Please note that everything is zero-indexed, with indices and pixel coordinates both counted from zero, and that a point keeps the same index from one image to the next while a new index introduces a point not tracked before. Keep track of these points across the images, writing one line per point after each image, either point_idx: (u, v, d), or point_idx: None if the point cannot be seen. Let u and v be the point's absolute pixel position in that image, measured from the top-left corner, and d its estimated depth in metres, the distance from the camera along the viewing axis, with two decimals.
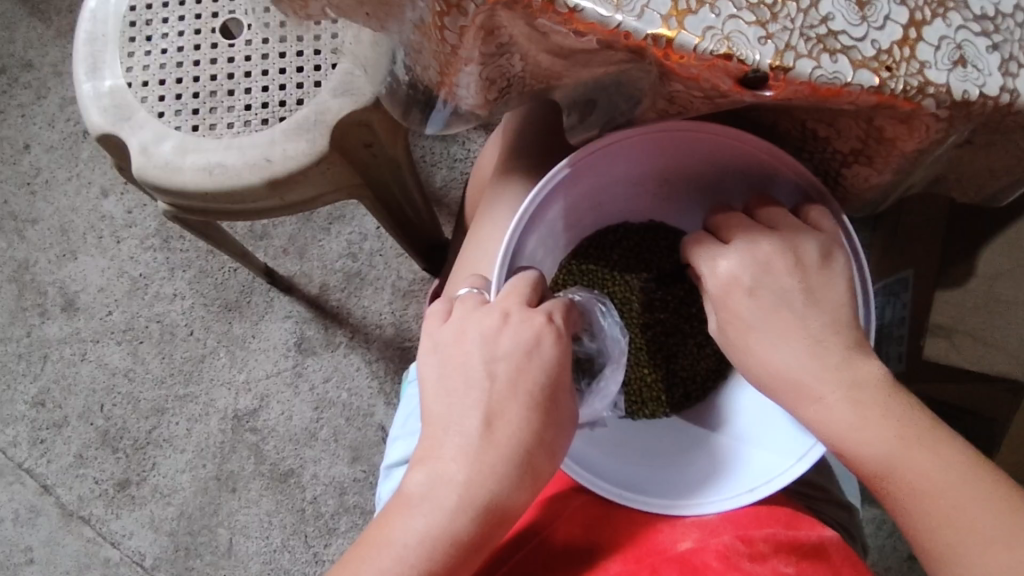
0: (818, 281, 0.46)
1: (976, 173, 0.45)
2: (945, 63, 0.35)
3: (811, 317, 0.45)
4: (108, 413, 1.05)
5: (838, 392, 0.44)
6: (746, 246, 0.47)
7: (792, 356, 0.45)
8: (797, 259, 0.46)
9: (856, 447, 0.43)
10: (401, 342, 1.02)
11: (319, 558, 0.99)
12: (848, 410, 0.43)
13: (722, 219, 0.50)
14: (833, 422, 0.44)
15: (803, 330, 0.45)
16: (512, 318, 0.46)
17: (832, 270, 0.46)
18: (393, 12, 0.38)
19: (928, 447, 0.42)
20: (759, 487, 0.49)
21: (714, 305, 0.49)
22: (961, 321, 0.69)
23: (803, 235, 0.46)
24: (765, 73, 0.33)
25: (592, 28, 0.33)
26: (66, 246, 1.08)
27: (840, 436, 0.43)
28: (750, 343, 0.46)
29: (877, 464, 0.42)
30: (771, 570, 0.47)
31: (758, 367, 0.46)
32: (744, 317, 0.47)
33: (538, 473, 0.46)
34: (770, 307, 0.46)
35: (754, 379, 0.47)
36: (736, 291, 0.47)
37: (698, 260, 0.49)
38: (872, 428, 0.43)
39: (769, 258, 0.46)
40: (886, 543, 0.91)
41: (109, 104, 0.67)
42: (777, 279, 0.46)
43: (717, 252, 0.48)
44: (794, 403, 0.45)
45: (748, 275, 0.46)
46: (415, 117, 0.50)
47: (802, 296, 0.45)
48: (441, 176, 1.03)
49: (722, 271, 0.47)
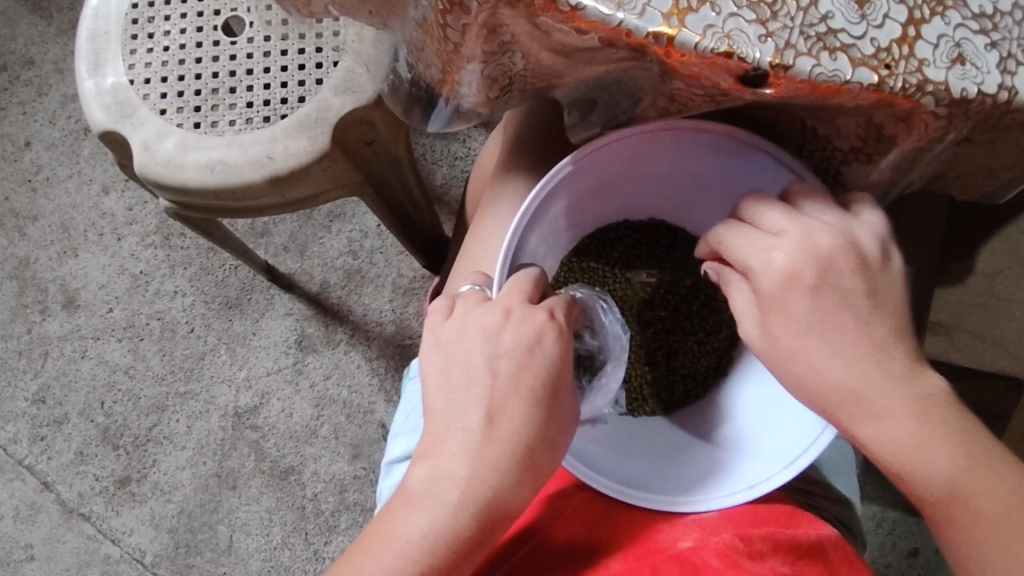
0: (880, 281, 0.42)
1: (976, 171, 0.45)
2: (944, 60, 0.35)
3: (874, 322, 0.41)
4: (108, 410, 1.05)
5: (903, 409, 0.40)
6: (802, 235, 0.42)
7: (857, 366, 0.41)
8: (859, 257, 0.42)
9: (920, 468, 0.40)
10: (401, 340, 1.02)
11: (319, 555, 0.99)
12: (912, 428, 0.40)
13: (756, 206, 0.44)
14: (893, 440, 0.40)
15: (868, 337, 0.41)
16: (514, 315, 0.47)
17: (891, 269, 0.43)
18: (395, 11, 0.39)
19: (992, 471, 0.40)
20: (759, 484, 0.49)
21: (759, 302, 0.43)
22: (961, 319, 0.76)
23: (860, 229, 0.43)
24: (766, 71, 0.34)
25: (594, 27, 0.33)
26: (66, 243, 1.08)
27: (903, 457, 0.40)
28: (808, 347, 0.42)
29: (939, 489, 0.40)
30: (770, 569, 0.47)
31: (818, 375, 0.41)
32: (803, 318, 0.41)
33: (540, 469, 0.46)
34: (833, 307, 0.41)
35: (809, 387, 0.42)
36: (796, 290, 0.41)
37: (737, 254, 0.44)
38: (937, 449, 0.40)
39: (831, 253, 0.41)
40: (885, 541, 0.92)
41: (111, 102, 0.67)
42: (840, 278, 0.41)
43: (766, 242, 0.42)
44: (854, 417, 0.41)
45: (811, 271, 0.41)
46: (417, 115, 0.51)
47: (866, 297, 0.42)
48: (442, 174, 1.03)
49: (776, 264, 0.42)
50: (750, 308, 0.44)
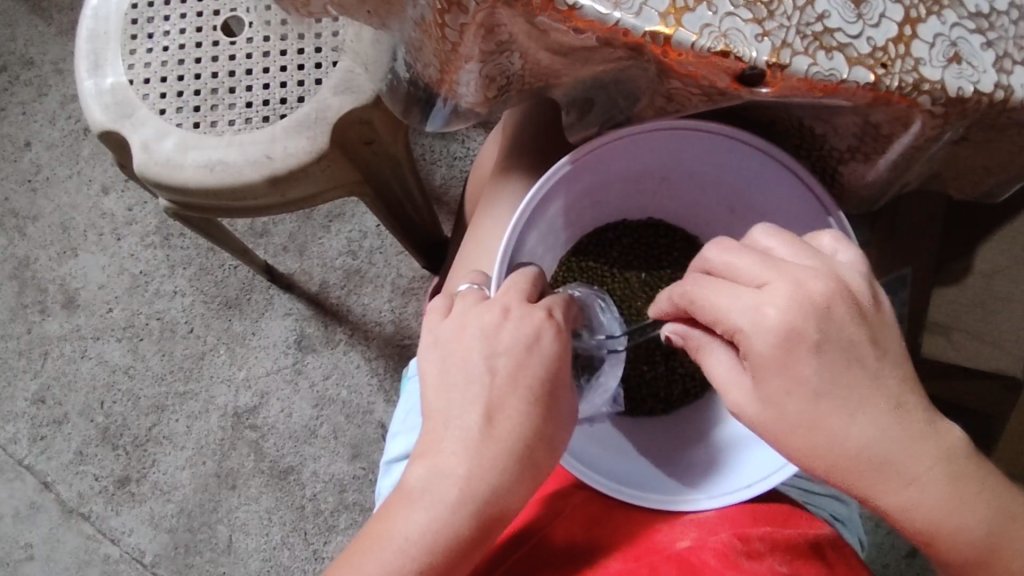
0: (879, 329, 0.40)
1: (972, 170, 0.45)
2: (940, 60, 0.35)
3: (881, 376, 0.40)
4: (108, 410, 1.05)
5: (932, 469, 0.39)
6: (796, 288, 0.39)
7: (873, 427, 0.39)
8: (856, 305, 0.39)
9: (956, 528, 0.40)
10: (401, 339, 1.02)
11: (318, 555, 0.99)
12: (943, 488, 0.40)
13: (730, 255, 0.41)
14: (927, 503, 0.40)
15: (879, 394, 0.40)
16: (512, 313, 0.47)
17: (883, 312, 0.41)
18: (393, 10, 0.39)
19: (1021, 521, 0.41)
20: (757, 483, 0.49)
21: (754, 363, 0.40)
22: (957, 318, 0.76)
23: (852, 273, 0.40)
24: (762, 70, 0.34)
25: (591, 26, 0.33)
26: (66, 243, 1.08)
27: (938, 519, 0.40)
28: (817, 413, 0.39)
29: (978, 545, 0.40)
30: (768, 569, 0.47)
31: (828, 441, 0.40)
32: (809, 382, 0.39)
33: (539, 467, 0.46)
34: (839, 367, 0.39)
35: (818, 453, 0.40)
36: (798, 351, 0.39)
37: (721, 314, 0.40)
38: (971, 507, 0.40)
39: (828, 302, 0.39)
40: (884, 540, 0.92)
41: (111, 101, 0.67)
42: (841, 332, 0.39)
43: (757, 297, 0.39)
44: (879, 482, 0.40)
45: (812, 327, 0.39)
46: (416, 115, 0.51)
47: (870, 349, 0.40)
48: (441, 174, 1.03)
49: (773, 323, 0.39)
50: (737, 375, 0.42)
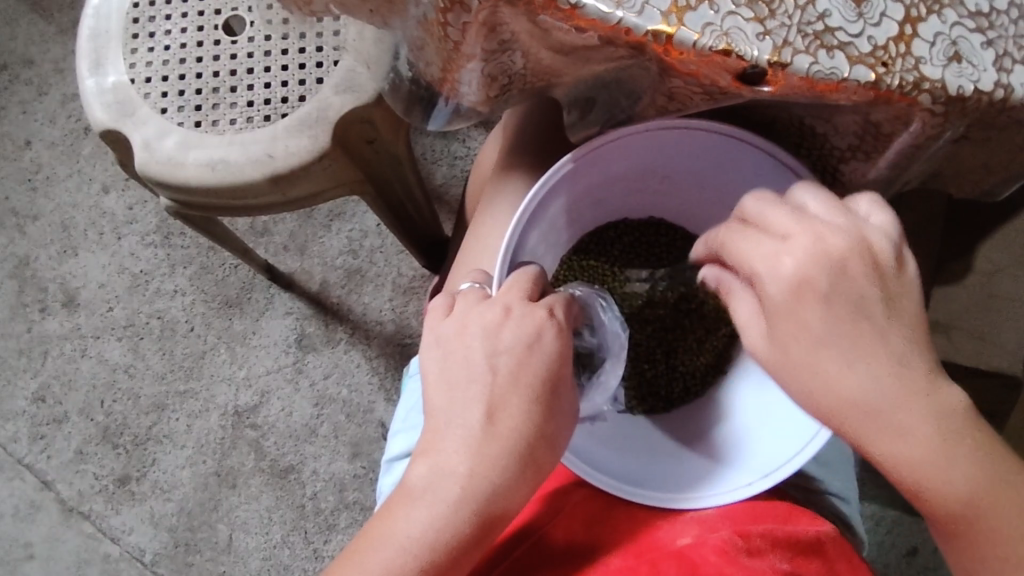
0: (897, 289, 0.39)
1: (972, 169, 0.45)
2: (940, 59, 0.35)
3: (891, 332, 0.39)
4: (108, 409, 1.05)
5: (925, 423, 0.38)
6: (813, 241, 0.39)
7: (875, 380, 0.38)
8: (874, 263, 0.39)
9: (942, 489, 0.38)
10: (401, 339, 1.02)
11: (319, 554, 0.99)
12: (937, 445, 0.38)
13: (764, 206, 0.42)
14: (915, 459, 0.38)
15: (886, 349, 0.38)
16: (513, 312, 0.47)
17: (907, 274, 0.40)
18: (396, 9, 0.39)
19: (1015, 487, 0.39)
20: (757, 481, 0.50)
21: (767, 312, 0.40)
22: (958, 318, 0.76)
23: (875, 231, 0.40)
24: (763, 69, 0.34)
25: (593, 24, 0.33)
26: (66, 242, 1.08)
27: (924, 477, 0.38)
28: (819, 362, 0.39)
29: (960, 507, 0.39)
30: (769, 566, 0.47)
31: (829, 392, 0.39)
32: (814, 330, 0.39)
33: (540, 465, 0.46)
34: (847, 319, 0.38)
35: (817, 406, 0.40)
36: (807, 299, 0.39)
37: (745, 260, 0.41)
38: (961, 469, 0.38)
39: (842, 257, 0.39)
40: (885, 539, 0.92)
41: (112, 100, 0.67)
42: (853, 285, 0.39)
43: (777, 247, 0.40)
44: (872, 436, 0.39)
45: (823, 279, 0.39)
46: (418, 115, 0.51)
47: (882, 306, 0.39)
48: (442, 173, 1.03)
49: (785, 272, 0.39)
50: (755, 317, 0.42)
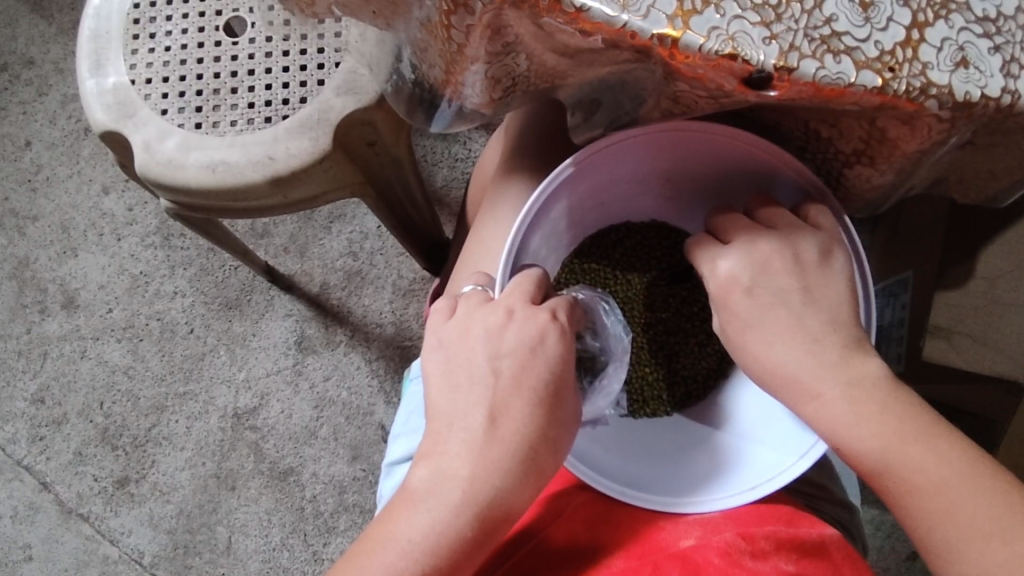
0: (817, 280, 0.45)
1: (977, 174, 0.45)
2: (947, 64, 0.35)
3: (807, 315, 0.45)
4: (107, 410, 1.05)
5: (835, 390, 0.43)
6: (744, 246, 0.47)
7: (791, 356, 0.45)
8: (796, 259, 0.46)
9: (853, 444, 0.43)
10: (401, 341, 1.02)
11: (318, 557, 0.99)
12: (847, 408, 0.43)
13: (721, 221, 0.49)
14: (831, 421, 0.43)
15: (801, 329, 0.45)
16: (515, 315, 0.47)
17: (830, 268, 0.46)
18: (399, 11, 0.39)
19: (928, 445, 0.42)
20: (761, 485, 0.49)
21: (713, 305, 0.48)
22: (960, 322, 0.73)
23: (801, 234, 0.46)
24: (769, 73, 0.34)
25: (598, 28, 0.33)
26: (66, 243, 1.08)
27: (838, 435, 0.43)
28: (746, 341, 0.46)
29: (874, 460, 0.42)
30: (772, 568, 0.47)
31: (756, 365, 0.46)
32: (741, 315, 0.46)
33: (541, 471, 0.46)
34: (768, 306, 0.45)
35: (753, 378, 0.47)
36: (736, 292, 0.46)
37: (700, 264, 0.49)
38: (868, 424, 0.42)
39: (767, 257, 0.46)
40: (884, 544, 0.92)
41: (113, 101, 0.67)
42: (775, 280, 0.45)
43: (716, 253, 0.48)
44: (792, 402, 0.45)
45: (747, 274, 0.46)
46: (420, 117, 0.51)
47: (800, 295, 0.45)
48: (442, 175, 1.03)
49: (721, 272, 0.47)
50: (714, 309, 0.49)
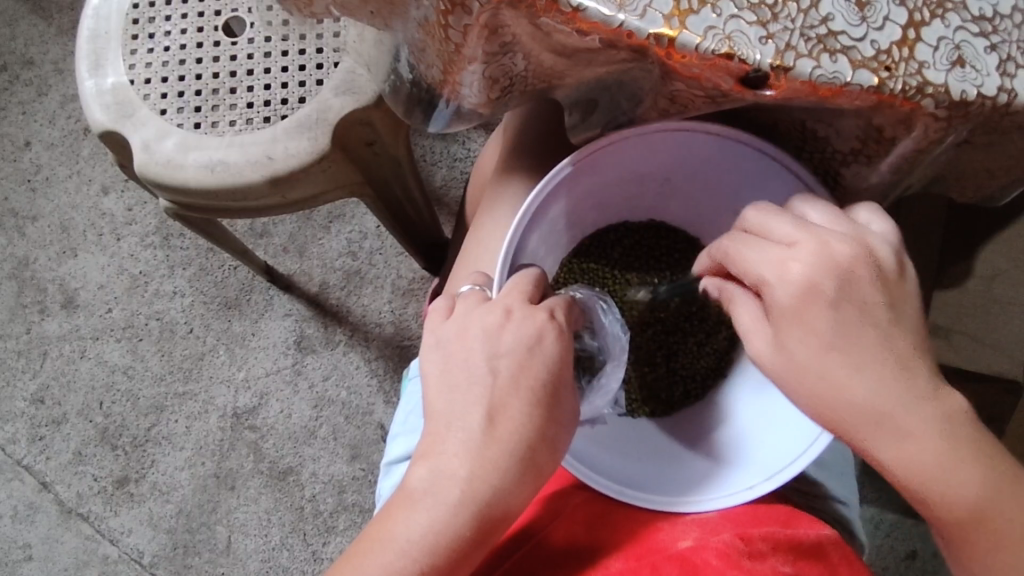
0: (898, 294, 0.40)
1: (974, 173, 0.45)
2: (944, 63, 0.35)
3: (895, 336, 0.39)
4: (107, 410, 1.05)
5: (932, 429, 0.39)
6: (820, 247, 0.39)
7: (887, 385, 0.39)
8: (878, 268, 0.40)
9: (945, 492, 0.39)
10: (401, 340, 1.02)
11: (317, 556, 0.99)
12: (943, 451, 0.39)
13: (764, 216, 0.42)
14: (922, 462, 0.39)
15: (891, 353, 0.39)
16: (514, 314, 0.47)
17: (905, 279, 0.41)
18: (397, 11, 0.39)
19: (1015, 495, 0.40)
20: (759, 484, 0.49)
21: (776, 317, 0.41)
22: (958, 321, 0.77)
23: (873, 237, 0.41)
24: (766, 72, 0.34)
25: (595, 28, 0.33)
26: (66, 243, 1.08)
27: (928, 481, 0.39)
28: (828, 365, 0.39)
29: (963, 511, 0.39)
30: (771, 569, 0.46)
31: (837, 392, 0.39)
32: (823, 334, 0.39)
33: (539, 469, 0.46)
34: (855, 324, 0.39)
35: (822, 405, 0.40)
36: (817, 304, 0.39)
37: (751, 267, 0.41)
38: (963, 471, 0.39)
39: (849, 262, 0.39)
40: (883, 543, 0.92)
41: (112, 101, 0.67)
42: (861, 292, 0.39)
43: (783, 254, 0.40)
44: (878, 439, 0.39)
45: (831, 284, 0.39)
46: (418, 116, 0.51)
47: (886, 312, 0.40)
48: (441, 175, 1.03)
49: (796, 280, 0.39)
50: (758, 323, 0.42)
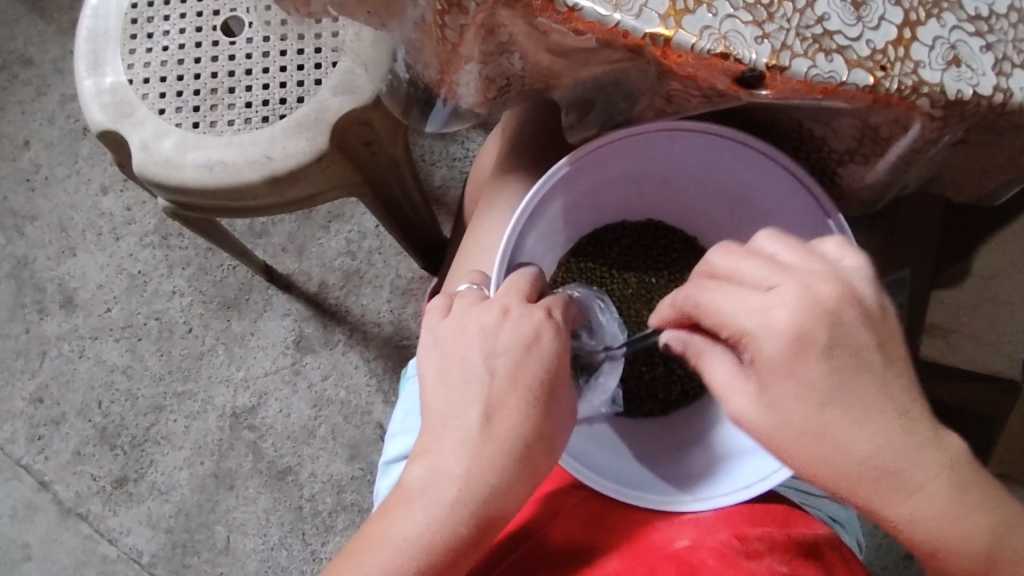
0: (886, 333, 0.40)
1: (971, 172, 0.45)
2: (939, 62, 0.35)
3: (888, 380, 0.39)
4: (106, 410, 1.05)
5: (936, 477, 0.38)
6: (804, 292, 0.39)
7: (882, 438, 0.38)
8: (863, 309, 0.39)
9: (956, 539, 0.39)
10: (399, 340, 1.02)
11: (316, 556, 0.99)
12: (948, 499, 0.38)
13: (734, 260, 0.41)
14: (928, 512, 0.38)
15: (886, 400, 0.39)
16: (511, 313, 0.47)
17: (889, 317, 0.40)
18: (393, 11, 0.39)
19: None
20: (755, 484, 0.49)
21: (764, 370, 0.40)
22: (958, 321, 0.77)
23: (855, 274, 0.40)
24: (761, 72, 0.34)
25: (591, 28, 0.33)
26: (65, 243, 1.08)
27: (937, 530, 0.39)
28: (825, 419, 0.39)
29: (976, 558, 0.39)
30: (766, 568, 0.46)
31: (836, 447, 0.39)
32: (817, 387, 0.38)
33: (537, 468, 0.46)
34: (848, 373, 0.38)
35: (820, 460, 0.39)
36: (807, 354, 0.38)
37: (728, 318, 0.40)
38: (972, 516, 0.38)
39: (835, 305, 0.39)
40: (881, 543, 0.92)
41: (111, 101, 0.67)
42: (851, 335, 0.38)
43: (766, 301, 0.39)
44: (882, 492, 0.39)
45: (820, 331, 0.38)
46: (415, 115, 0.51)
47: (877, 354, 0.39)
48: (440, 175, 1.03)
49: (783, 329, 0.38)
50: (737, 382, 0.41)
